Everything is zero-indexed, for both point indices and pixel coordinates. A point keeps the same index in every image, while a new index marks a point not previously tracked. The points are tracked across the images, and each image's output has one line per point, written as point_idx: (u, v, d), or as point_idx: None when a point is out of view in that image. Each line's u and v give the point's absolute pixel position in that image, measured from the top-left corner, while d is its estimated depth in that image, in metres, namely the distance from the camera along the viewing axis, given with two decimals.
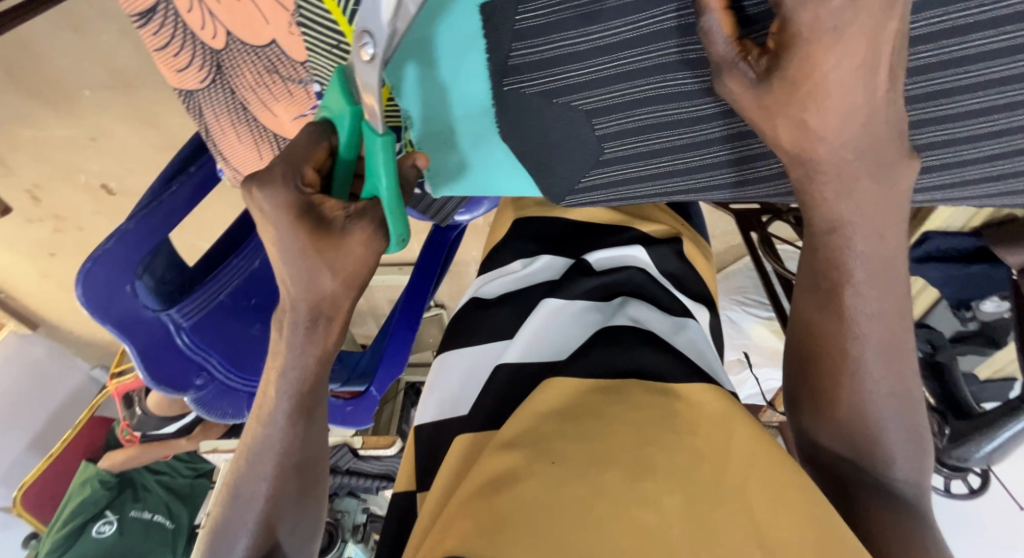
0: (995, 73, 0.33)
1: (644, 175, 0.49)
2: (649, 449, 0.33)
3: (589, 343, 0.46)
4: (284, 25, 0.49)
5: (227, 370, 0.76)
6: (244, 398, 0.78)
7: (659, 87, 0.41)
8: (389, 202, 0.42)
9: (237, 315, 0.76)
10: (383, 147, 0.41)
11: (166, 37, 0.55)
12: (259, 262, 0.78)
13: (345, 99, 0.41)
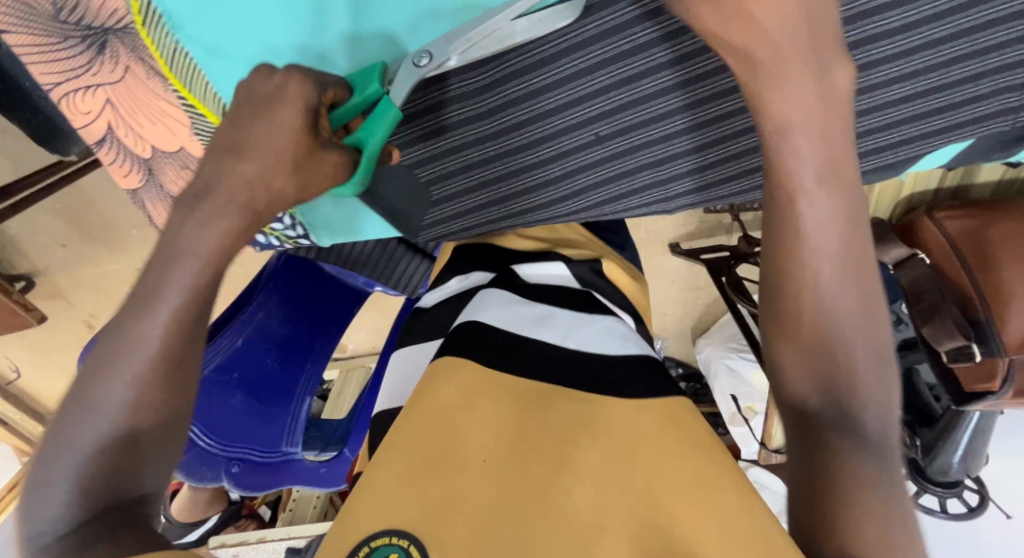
0: (707, 113, 0.69)
1: (650, 162, 0.73)
2: (570, 449, 0.40)
3: (521, 341, 0.52)
4: (186, 135, 0.74)
5: (209, 438, 0.85)
6: (222, 463, 0.86)
7: (635, 114, 0.71)
8: (376, 146, 0.56)
9: (220, 388, 0.89)
10: (391, 119, 0.56)
11: (114, 155, 0.77)
12: (241, 340, 0.93)
13: (376, 81, 0.58)
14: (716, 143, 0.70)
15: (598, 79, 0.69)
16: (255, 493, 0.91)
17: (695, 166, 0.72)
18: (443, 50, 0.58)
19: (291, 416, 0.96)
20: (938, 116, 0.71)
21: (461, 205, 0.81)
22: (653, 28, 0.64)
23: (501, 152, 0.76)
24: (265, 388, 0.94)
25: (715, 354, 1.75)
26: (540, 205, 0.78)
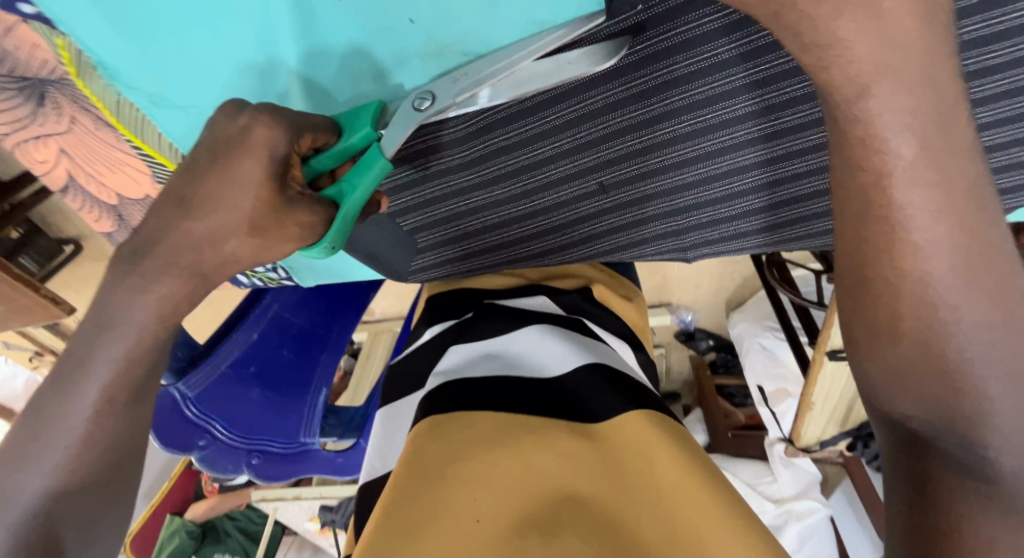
0: (791, 130, 0.48)
1: (704, 221, 0.58)
2: (561, 505, 0.39)
3: (500, 378, 0.51)
4: (150, 184, 0.58)
5: (228, 431, 0.89)
6: (243, 455, 0.91)
7: (683, 155, 0.52)
8: (346, 213, 0.47)
9: (237, 383, 0.89)
10: (379, 171, 0.47)
11: (81, 204, 0.64)
12: (256, 334, 0.93)
13: (368, 124, 0.45)
14: (791, 203, 0.53)
15: (651, 92, 0.47)
16: (278, 481, 0.94)
17: (763, 227, 0.57)
18: (449, 95, 0.43)
19: (308, 409, 0.92)
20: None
21: (461, 250, 0.69)
22: (743, 76, 0.45)
23: (514, 201, 0.61)
24: (281, 379, 0.93)
25: (749, 332, 1.64)
26: (553, 251, 0.66)
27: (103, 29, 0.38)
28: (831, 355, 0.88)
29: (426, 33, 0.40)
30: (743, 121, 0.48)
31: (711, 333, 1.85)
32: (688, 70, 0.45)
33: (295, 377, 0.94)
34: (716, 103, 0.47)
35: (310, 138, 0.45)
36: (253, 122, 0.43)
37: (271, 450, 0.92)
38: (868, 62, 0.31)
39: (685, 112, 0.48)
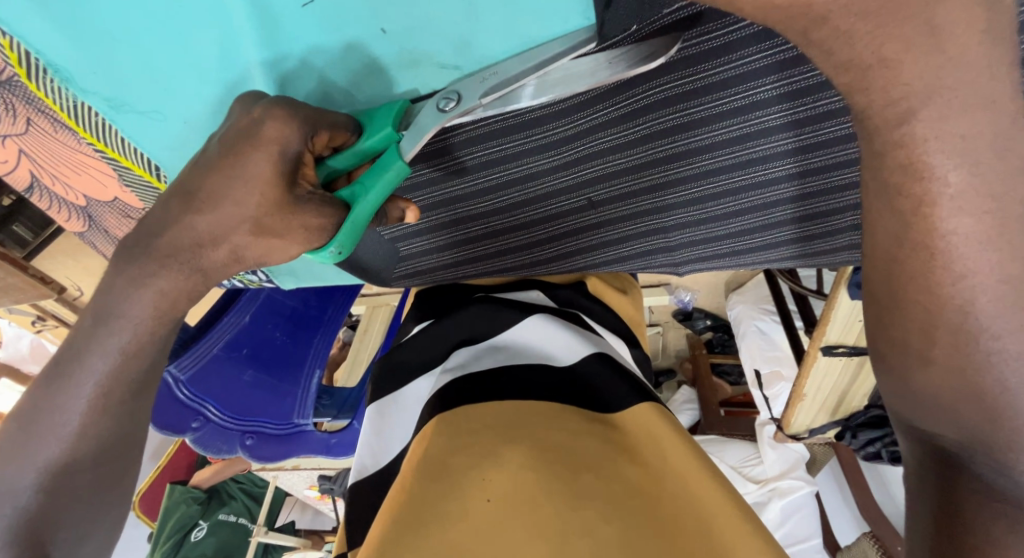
0: (824, 143, 0.45)
1: (729, 227, 0.56)
2: (583, 476, 0.37)
3: (504, 368, 0.49)
4: (118, 188, 0.54)
5: (221, 411, 0.88)
6: (236, 436, 0.89)
7: (713, 166, 0.50)
8: (357, 215, 0.44)
9: (229, 365, 0.89)
10: (393, 176, 0.43)
11: (48, 203, 0.60)
12: (247, 318, 0.93)
13: (389, 124, 0.41)
14: (817, 213, 0.52)
15: (694, 100, 0.44)
16: (274, 460, 0.93)
17: (787, 236, 0.55)
18: (476, 94, 0.39)
19: (302, 390, 0.93)
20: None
21: (466, 256, 0.66)
22: (775, 87, 0.42)
23: (531, 204, 0.58)
24: (274, 360, 0.94)
25: (745, 314, 1.64)
26: (565, 256, 0.64)
27: (49, 32, 0.34)
28: (825, 349, 0.88)
29: (399, 43, 0.38)
30: (783, 132, 0.45)
31: (708, 312, 1.84)
32: (729, 80, 0.42)
33: (288, 358, 0.94)
34: (755, 114, 0.44)
35: (326, 136, 0.41)
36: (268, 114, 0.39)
37: (265, 431, 0.92)
38: (918, 81, 0.25)
39: (725, 122, 0.45)
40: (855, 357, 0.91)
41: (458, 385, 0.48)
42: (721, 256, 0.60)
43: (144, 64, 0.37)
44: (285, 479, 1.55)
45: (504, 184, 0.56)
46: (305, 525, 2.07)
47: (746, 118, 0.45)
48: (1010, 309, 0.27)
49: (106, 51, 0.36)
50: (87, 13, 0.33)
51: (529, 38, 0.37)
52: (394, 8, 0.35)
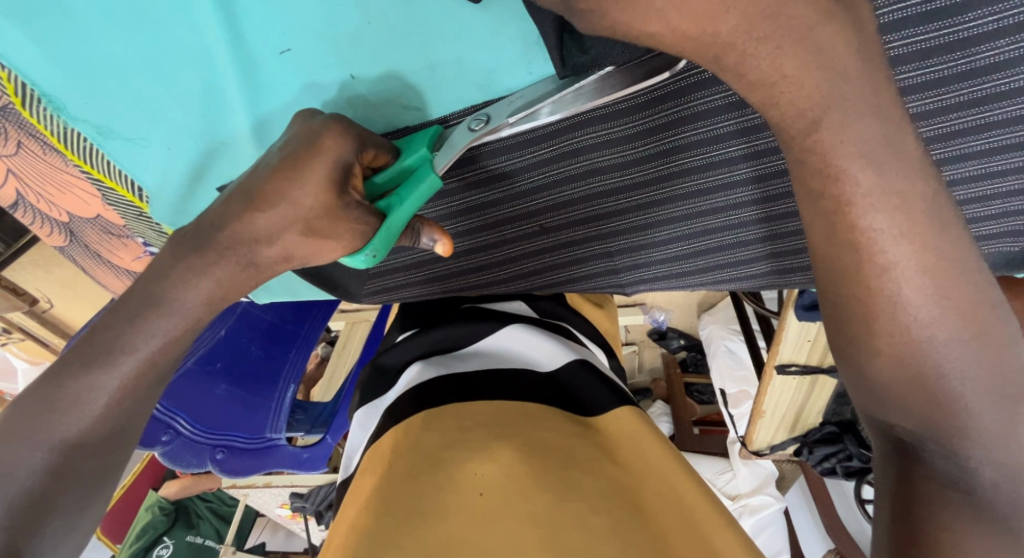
0: (780, 173, 0.50)
1: (696, 252, 0.59)
2: (573, 473, 0.40)
3: (488, 370, 0.52)
4: (101, 206, 0.56)
5: (193, 425, 0.87)
6: (206, 450, 0.88)
7: (681, 190, 0.54)
8: (391, 220, 0.44)
9: (202, 377, 0.89)
10: (427, 188, 0.45)
11: (30, 219, 0.61)
12: (223, 331, 0.95)
13: (425, 146, 0.45)
14: (780, 239, 0.55)
15: (664, 128, 0.50)
16: (245, 474, 0.92)
17: (752, 258, 0.57)
18: (504, 114, 0.41)
19: (276, 403, 0.93)
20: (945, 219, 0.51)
21: (440, 271, 0.68)
22: (740, 120, 0.47)
23: (509, 223, 0.62)
24: (248, 375, 0.94)
25: (716, 334, 1.68)
26: (532, 275, 0.66)
27: (40, 60, 0.37)
28: (779, 367, 0.93)
29: (365, 84, 0.42)
30: (747, 161, 0.50)
31: (682, 332, 1.87)
32: (701, 108, 0.47)
33: (260, 372, 0.95)
34: (717, 142, 0.49)
35: (371, 156, 0.45)
36: (326, 129, 0.41)
37: (236, 446, 0.91)
38: (818, 95, 0.27)
39: (690, 149, 0.50)
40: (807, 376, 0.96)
41: (437, 384, 0.50)
42: (688, 281, 0.61)
43: (132, 93, 0.40)
44: (257, 497, 1.52)
45: (488, 195, 0.60)
46: (278, 547, 2.02)
47: (711, 146, 0.50)
48: (923, 303, 0.29)
49: (94, 78, 0.39)
50: (80, 48, 0.37)
51: (483, 82, 0.41)
52: (365, 56, 0.39)
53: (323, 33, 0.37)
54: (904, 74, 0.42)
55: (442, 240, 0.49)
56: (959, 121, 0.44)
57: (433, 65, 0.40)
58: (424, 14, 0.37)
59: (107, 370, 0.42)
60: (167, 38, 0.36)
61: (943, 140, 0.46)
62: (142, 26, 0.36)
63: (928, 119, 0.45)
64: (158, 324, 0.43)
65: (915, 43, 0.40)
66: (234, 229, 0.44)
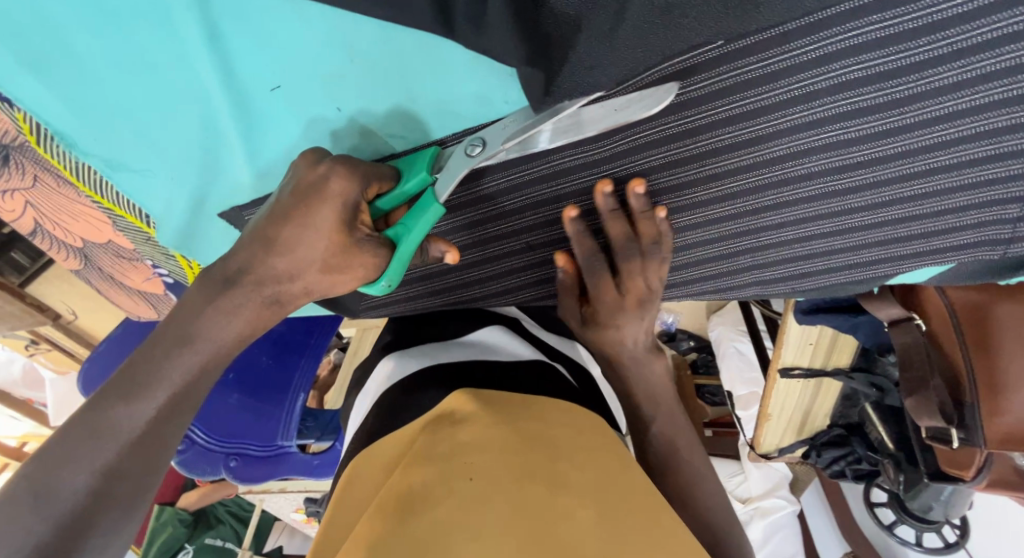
0: (796, 194, 0.44)
1: (710, 273, 0.54)
2: (562, 467, 0.42)
3: (470, 363, 0.56)
4: (108, 237, 0.56)
5: (207, 434, 0.90)
6: (220, 458, 0.92)
7: (691, 213, 0.47)
8: (402, 250, 0.42)
9: (216, 388, 0.91)
10: (432, 216, 0.42)
11: (48, 247, 0.62)
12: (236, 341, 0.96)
13: (425, 170, 0.42)
14: (775, 265, 0.51)
15: (654, 144, 0.42)
16: (253, 482, 0.96)
17: (763, 279, 0.53)
18: (499, 140, 0.38)
19: (286, 410, 0.95)
20: (963, 242, 0.44)
21: (433, 287, 0.67)
22: (758, 132, 0.39)
23: (493, 242, 0.58)
24: (259, 384, 0.95)
25: (726, 336, 1.62)
26: (521, 289, 0.63)
27: (44, 100, 0.36)
28: (782, 371, 0.93)
29: (356, 119, 0.40)
30: (746, 194, 0.44)
31: (692, 334, 1.85)
32: (711, 120, 0.39)
33: (271, 382, 0.96)
34: (730, 155, 0.42)
35: (374, 188, 0.42)
36: (331, 172, 0.39)
37: (248, 454, 0.94)
38: None
39: (699, 166, 0.43)
40: (811, 379, 0.96)
41: (419, 374, 0.54)
42: (679, 294, 0.57)
43: (140, 132, 0.39)
44: (273, 502, 1.55)
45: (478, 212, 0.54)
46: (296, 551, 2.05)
47: (720, 164, 0.42)
48: None
49: (97, 117, 0.38)
50: (87, 88, 0.35)
51: (457, 117, 0.41)
52: (348, 93, 0.38)
53: (316, 72, 0.36)
54: (903, 115, 0.37)
55: (449, 251, 0.46)
56: (993, 148, 0.38)
57: (411, 101, 0.39)
58: (401, 51, 0.34)
59: (144, 403, 0.34)
60: (166, 80, 0.35)
61: (964, 167, 0.39)
62: (141, 67, 0.34)
63: (942, 151, 0.38)
64: (189, 362, 0.37)
65: (921, 85, 0.35)
66: (258, 271, 0.39)
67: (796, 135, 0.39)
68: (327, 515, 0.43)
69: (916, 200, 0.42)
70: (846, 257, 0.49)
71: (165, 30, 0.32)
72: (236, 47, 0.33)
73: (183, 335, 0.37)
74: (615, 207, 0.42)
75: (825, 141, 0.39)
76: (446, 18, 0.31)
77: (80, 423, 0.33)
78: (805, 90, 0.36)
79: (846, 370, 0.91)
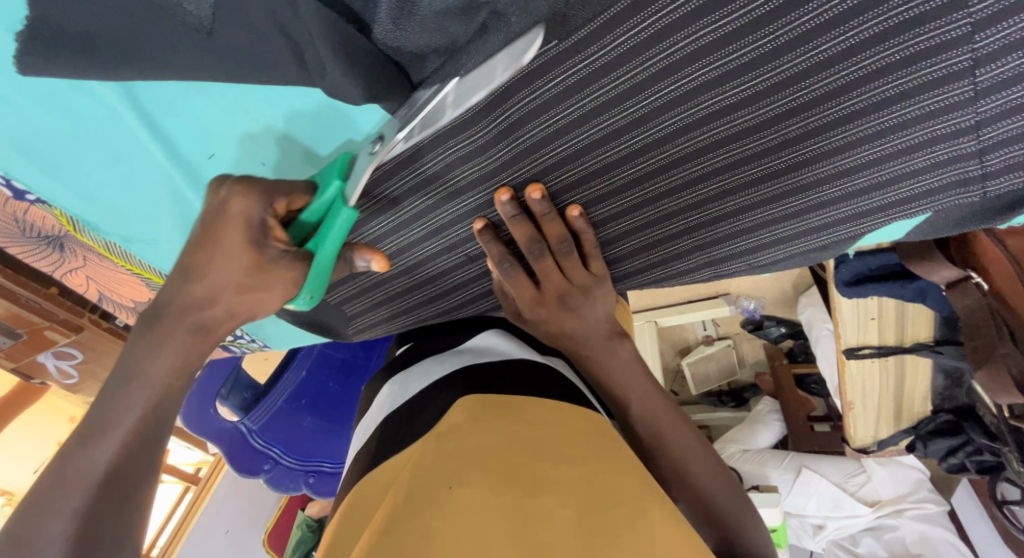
0: (716, 165, 0.42)
1: (682, 253, 0.51)
2: (545, 465, 0.38)
3: (459, 366, 0.52)
4: (146, 293, 0.65)
5: (287, 456, 1.02)
6: (301, 475, 1.03)
7: (626, 197, 0.46)
8: (321, 259, 0.42)
9: (292, 414, 1.00)
10: (345, 223, 0.40)
11: (115, 308, 0.74)
12: (304, 371, 1.01)
13: (337, 176, 0.40)
14: (735, 239, 0.48)
15: (549, 140, 0.42)
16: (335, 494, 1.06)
17: (741, 250, 0.49)
18: (397, 128, 0.37)
19: (351, 432, 1.03)
20: (917, 190, 0.39)
21: (407, 306, 0.66)
22: (640, 108, 0.38)
23: (447, 253, 0.57)
24: (330, 408, 1.03)
25: (816, 317, 1.30)
26: (482, 298, 0.62)
27: (60, 192, 0.46)
28: (849, 352, 0.83)
29: (276, 171, 0.45)
30: (657, 175, 0.43)
31: (780, 318, 1.45)
32: (589, 106, 0.39)
33: (339, 405, 1.03)
34: (621, 136, 0.41)
35: (283, 203, 0.40)
36: (228, 195, 0.38)
37: (324, 472, 1.04)
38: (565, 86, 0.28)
39: (598, 148, 0.42)
40: (889, 359, 0.84)
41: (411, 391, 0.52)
42: (631, 280, 0.55)
43: (123, 202, 0.47)
44: None
45: (423, 237, 0.55)
46: None
47: (620, 145, 0.41)
48: None
49: (94, 199, 0.47)
50: (80, 178, 0.45)
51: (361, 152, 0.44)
52: (258, 148, 0.43)
53: (227, 137, 0.42)
54: (787, 67, 0.34)
55: (374, 257, 0.46)
56: (907, 79, 0.33)
57: (310, 146, 0.43)
58: (288, 102, 0.39)
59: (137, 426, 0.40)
60: (135, 164, 0.44)
61: (876, 111, 0.35)
62: (113, 157, 0.43)
63: (843, 97, 0.35)
64: (171, 384, 0.41)
65: (787, 34, 0.33)
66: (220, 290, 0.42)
67: (683, 105, 0.38)
68: (332, 523, 0.42)
69: (849, 148, 0.38)
70: (793, 224, 0.45)
71: (116, 127, 0.40)
72: (170, 129, 0.41)
73: (169, 352, 0.41)
74: (517, 212, 0.45)
75: (715, 107, 0.38)
76: (305, 70, 0.34)
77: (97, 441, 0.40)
78: (670, 60, 0.35)
79: (930, 344, 0.79)
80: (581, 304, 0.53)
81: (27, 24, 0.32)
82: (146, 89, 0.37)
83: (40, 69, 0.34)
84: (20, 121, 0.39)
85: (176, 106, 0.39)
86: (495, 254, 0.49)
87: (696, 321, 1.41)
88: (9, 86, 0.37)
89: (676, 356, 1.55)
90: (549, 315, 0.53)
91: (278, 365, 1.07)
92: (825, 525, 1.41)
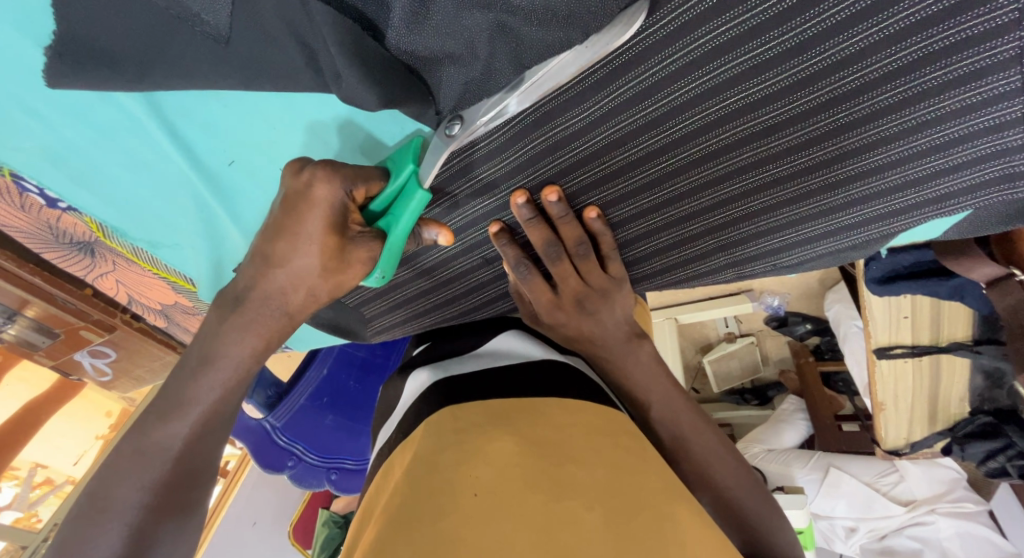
0: (739, 164, 0.41)
1: (705, 253, 0.49)
2: (570, 466, 0.37)
3: (480, 369, 0.51)
4: (172, 295, 0.66)
5: (310, 452, 1.04)
6: (323, 470, 1.05)
7: (647, 196, 0.45)
8: (394, 240, 0.42)
9: (314, 412, 1.02)
10: (418, 204, 0.41)
11: (144, 310, 0.77)
12: (326, 369, 1.02)
13: (411, 161, 0.40)
14: (763, 239, 0.47)
15: (567, 139, 0.41)
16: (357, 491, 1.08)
17: (767, 250, 0.48)
18: (477, 113, 0.36)
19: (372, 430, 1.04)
20: (957, 186, 0.38)
21: (424, 307, 0.66)
22: (659, 107, 0.38)
23: (462, 255, 0.57)
24: (351, 406, 1.04)
25: (843, 313, 1.26)
26: (498, 299, 0.62)
27: (87, 199, 0.47)
28: (880, 351, 0.82)
29: None
30: (679, 175, 0.42)
31: (807, 315, 1.41)
32: (607, 105, 0.38)
33: (360, 403, 1.04)
34: (640, 135, 0.40)
35: (363, 189, 0.40)
36: (311, 178, 0.38)
37: (345, 469, 1.06)
38: None
39: (618, 147, 0.41)
40: (922, 359, 0.81)
41: (426, 391, 0.51)
42: (653, 281, 0.54)
43: (146, 208, 0.48)
44: None
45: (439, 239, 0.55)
46: None
47: (641, 144, 0.40)
48: None
49: (119, 205, 0.48)
50: (107, 186, 0.46)
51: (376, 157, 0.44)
52: (275, 155, 0.43)
53: (244, 144, 0.42)
54: (811, 63, 0.33)
55: (442, 234, 0.46)
56: (941, 72, 0.32)
57: (327, 153, 0.43)
58: (304, 110, 0.39)
59: (167, 430, 0.41)
60: (157, 172, 0.44)
61: (911, 105, 0.34)
62: (138, 166, 0.44)
63: (876, 91, 0.34)
64: (195, 391, 0.42)
65: (809, 30, 0.32)
66: (242, 297, 0.43)
67: (704, 104, 0.37)
68: (355, 519, 0.42)
69: (879, 145, 0.36)
70: (823, 223, 0.43)
71: (140, 136, 0.41)
72: (190, 137, 0.41)
73: (194, 361, 0.42)
74: (533, 215, 0.44)
75: (739, 104, 0.36)
76: (320, 77, 0.34)
77: (132, 443, 0.41)
78: (687, 59, 0.34)
79: (969, 344, 0.75)
80: (599, 306, 0.52)
81: (56, 40, 0.33)
82: (170, 98, 0.38)
83: (68, 83, 0.35)
84: (53, 131, 0.41)
85: (197, 115, 0.39)
86: (511, 259, 0.49)
87: (718, 317, 1.37)
88: (38, 99, 0.38)
89: (697, 352, 1.52)
90: (565, 319, 0.52)
91: (300, 362, 1.07)
92: (857, 527, 1.36)
